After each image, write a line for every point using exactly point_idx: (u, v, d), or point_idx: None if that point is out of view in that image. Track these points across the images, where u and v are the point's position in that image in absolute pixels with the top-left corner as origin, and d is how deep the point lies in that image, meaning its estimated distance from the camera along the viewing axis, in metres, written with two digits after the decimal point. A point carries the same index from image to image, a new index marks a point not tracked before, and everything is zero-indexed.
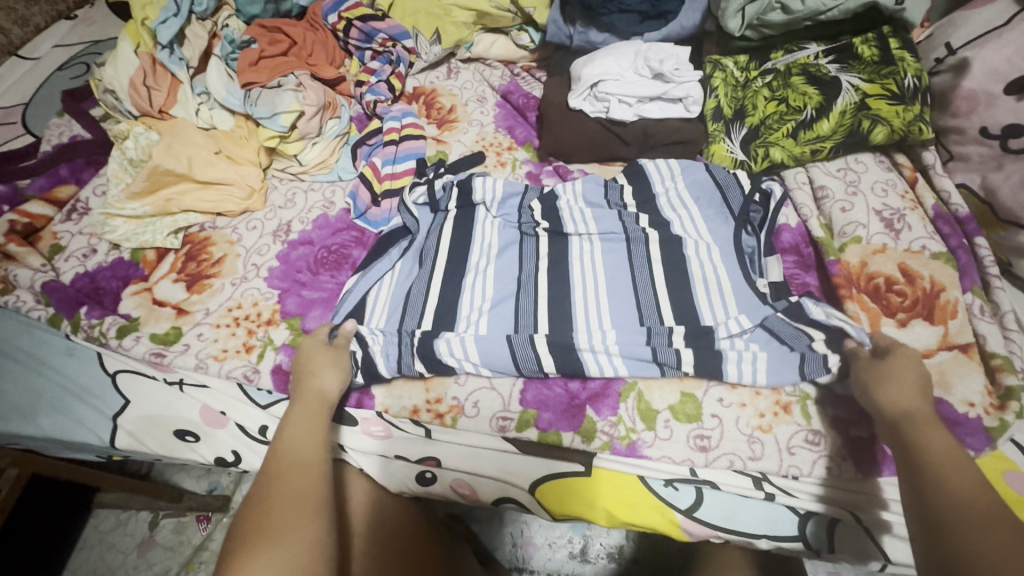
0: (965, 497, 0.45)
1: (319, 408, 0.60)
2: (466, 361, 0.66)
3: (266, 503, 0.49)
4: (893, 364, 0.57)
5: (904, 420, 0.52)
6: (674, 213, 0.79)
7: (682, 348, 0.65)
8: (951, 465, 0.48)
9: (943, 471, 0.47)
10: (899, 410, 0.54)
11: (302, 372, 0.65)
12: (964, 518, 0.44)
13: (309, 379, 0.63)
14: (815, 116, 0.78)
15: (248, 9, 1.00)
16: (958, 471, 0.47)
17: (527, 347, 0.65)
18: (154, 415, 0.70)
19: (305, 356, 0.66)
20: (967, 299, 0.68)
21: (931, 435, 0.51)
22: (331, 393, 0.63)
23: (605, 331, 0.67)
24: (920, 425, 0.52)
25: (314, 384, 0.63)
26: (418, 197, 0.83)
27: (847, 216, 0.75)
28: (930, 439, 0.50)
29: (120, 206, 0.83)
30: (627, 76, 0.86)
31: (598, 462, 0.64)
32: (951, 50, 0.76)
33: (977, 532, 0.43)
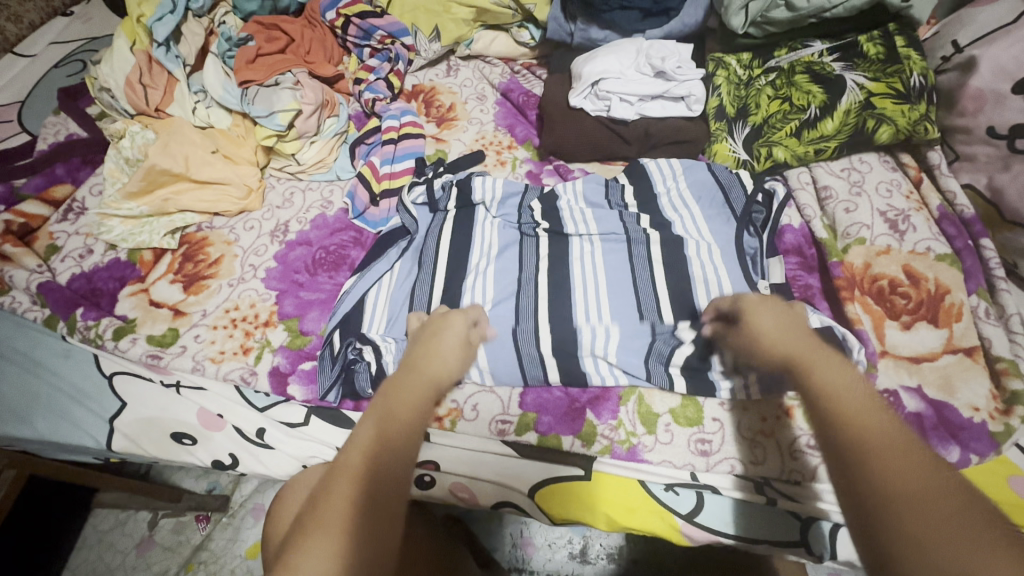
0: (871, 432, 0.40)
1: (427, 388, 0.55)
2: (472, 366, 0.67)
3: (332, 498, 0.44)
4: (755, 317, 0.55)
5: (795, 347, 0.49)
6: (675, 213, 0.78)
7: (678, 353, 0.64)
8: (852, 397, 0.42)
9: (836, 391, 0.43)
10: (780, 345, 0.50)
11: (422, 345, 0.60)
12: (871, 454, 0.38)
13: (431, 358, 0.58)
14: (819, 115, 0.77)
15: (245, 6, 0.99)
16: (853, 393, 0.43)
17: (531, 345, 0.66)
18: (151, 418, 0.69)
19: (431, 332, 0.62)
20: (972, 301, 0.67)
21: (825, 357, 0.47)
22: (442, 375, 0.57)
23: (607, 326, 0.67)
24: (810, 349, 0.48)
25: (428, 360, 0.57)
26: (417, 197, 0.82)
27: (851, 217, 0.74)
28: (827, 363, 0.46)
29: (116, 205, 0.83)
30: (628, 74, 0.85)
31: (598, 466, 0.63)
32: (958, 48, 0.75)
33: (876, 457, 0.38)
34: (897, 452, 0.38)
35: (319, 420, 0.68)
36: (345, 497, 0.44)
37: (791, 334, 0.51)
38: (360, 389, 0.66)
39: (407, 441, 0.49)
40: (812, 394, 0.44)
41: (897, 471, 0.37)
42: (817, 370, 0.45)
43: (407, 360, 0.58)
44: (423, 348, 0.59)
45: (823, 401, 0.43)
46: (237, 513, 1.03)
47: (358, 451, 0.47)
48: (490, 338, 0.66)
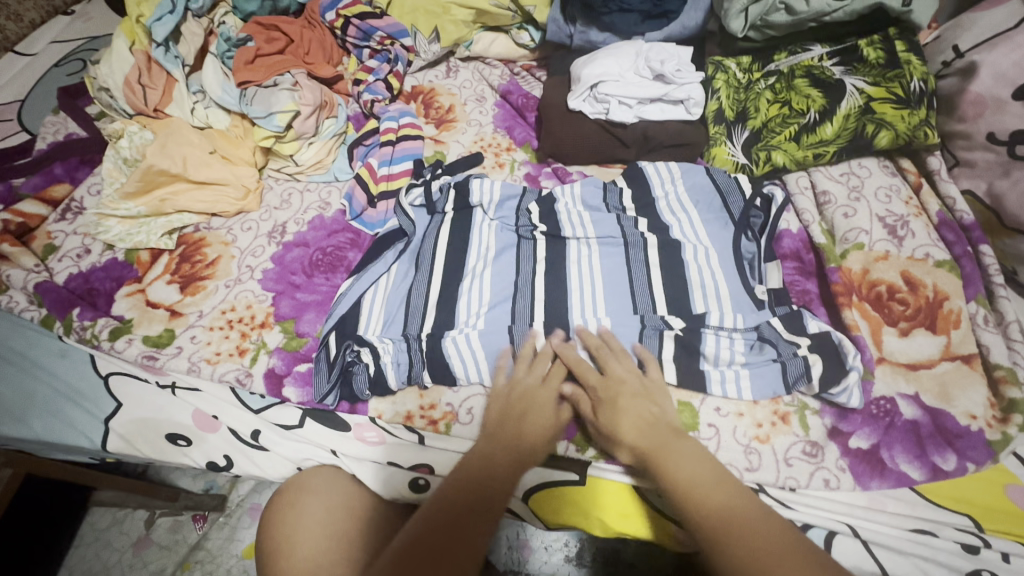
0: (719, 506, 0.46)
1: (516, 463, 0.55)
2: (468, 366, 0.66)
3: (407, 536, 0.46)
4: (613, 390, 0.59)
5: (652, 440, 0.54)
6: (673, 217, 0.77)
7: (674, 354, 0.64)
8: (702, 482, 0.49)
9: (695, 486, 0.48)
10: (636, 443, 0.55)
11: (515, 419, 0.59)
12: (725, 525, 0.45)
13: (524, 433, 0.58)
14: (819, 120, 0.77)
15: (244, 6, 0.99)
16: (714, 482, 0.49)
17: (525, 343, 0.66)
18: (146, 418, 0.69)
19: (522, 402, 0.60)
20: (970, 308, 0.66)
21: (677, 445, 0.53)
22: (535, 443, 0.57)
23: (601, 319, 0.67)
24: (664, 441, 0.53)
25: (524, 433, 0.57)
26: (415, 199, 0.82)
27: (850, 222, 0.74)
28: (682, 451, 0.52)
29: (114, 206, 0.83)
30: (627, 77, 0.85)
31: (594, 471, 0.63)
32: (959, 52, 0.74)
33: (734, 545, 0.43)
34: (751, 535, 0.44)
35: (314, 422, 0.67)
36: (453, 551, 0.45)
37: (645, 426, 0.56)
38: (359, 391, 0.66)
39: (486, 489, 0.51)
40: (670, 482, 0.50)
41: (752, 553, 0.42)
42: (675, 466, 0.51)
43: (497, 430, 0.58)
44: (526, 422, 0.58)
45: (688, 495, 0.48)
46: (233, 513, 1.03)
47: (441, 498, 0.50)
48: (487, 339, 0.66)
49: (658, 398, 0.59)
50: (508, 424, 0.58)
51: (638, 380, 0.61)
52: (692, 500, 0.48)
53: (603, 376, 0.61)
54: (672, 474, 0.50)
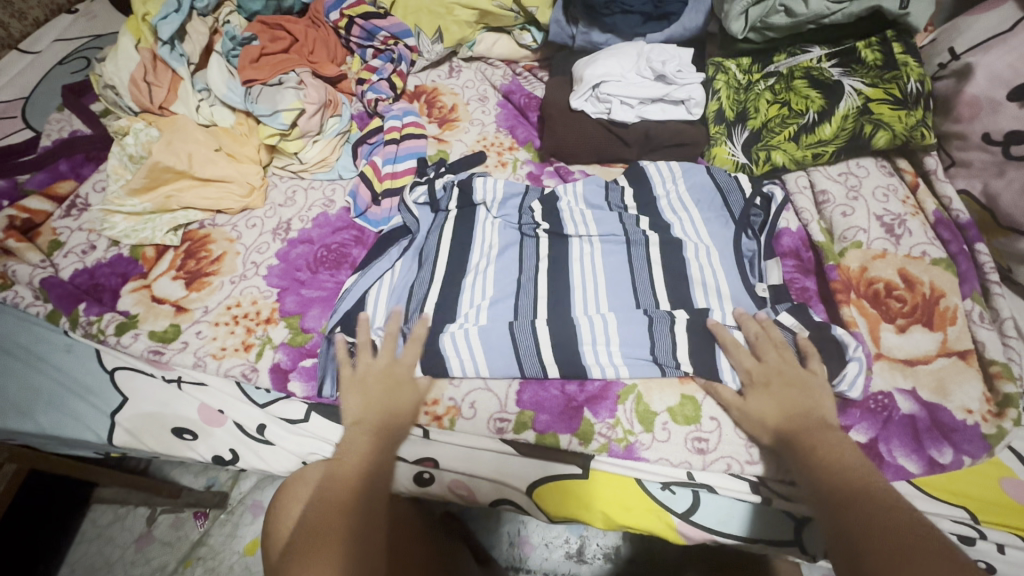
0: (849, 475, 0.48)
1: (381, 437, 0.59)
2: (467, 358, 0.67)
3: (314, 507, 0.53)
4: (770, 370, 0.60)
5: (801, 423, 0.55)
6: (675, 216, 0.78)
7: (677, 346, 0.65)
8: (841, 459, 0.50)
9: (832, 461, 0.50)
10: (779, 423, 0.56)
11: (366, 397, 0.62)
12: (852, 492, 0.47)
13: (390, 411, 0.62)
14: (817, 120, 0.78)
15: (249, 6, 1.00)
16: (856, 466, 0.49)
17: (528, 337, 0.66)
18: (152, 413, 0.69)
19: (379, 378, 0.64)
20: (966, 305, 0.67)
21: (823, 433, 0.53)
22: (389, 418, 0.62)
23: (603, 315, 0.68)
24: (814, 426, 0.54)
25: (379, 409, 0.61)
26: (418, 197, 0.83)
27: (848, 221, 0.75)
28: (831, 437, 0.53)
29: (120, 202, 0.83)
30: (629, 78, 0.86)
31: (596, 465, 0.63)
32: (954, 55, 0.76)
33: (864, 510, 0.44)
34: (881, 507, 0.44)
35: (319, 416, 0.68)
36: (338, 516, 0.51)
37: (798, 410, 0.56)
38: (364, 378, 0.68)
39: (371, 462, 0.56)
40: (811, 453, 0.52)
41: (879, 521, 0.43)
42: (820, 442, 0.52)
43: (360, 413, 0.61)
44: (376, 400, 0.62)
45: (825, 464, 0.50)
46: (235, 510, 1.04)
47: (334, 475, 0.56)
48: (488, 330, 0.67)
49: (812, 391, 0.58)
50: (361, 404, 0.61)
51: (793, 370, 0.60)
52: (831, 470, 0.49)
53: (761, 364, 0.61)
54: (816, 449, 0.51)
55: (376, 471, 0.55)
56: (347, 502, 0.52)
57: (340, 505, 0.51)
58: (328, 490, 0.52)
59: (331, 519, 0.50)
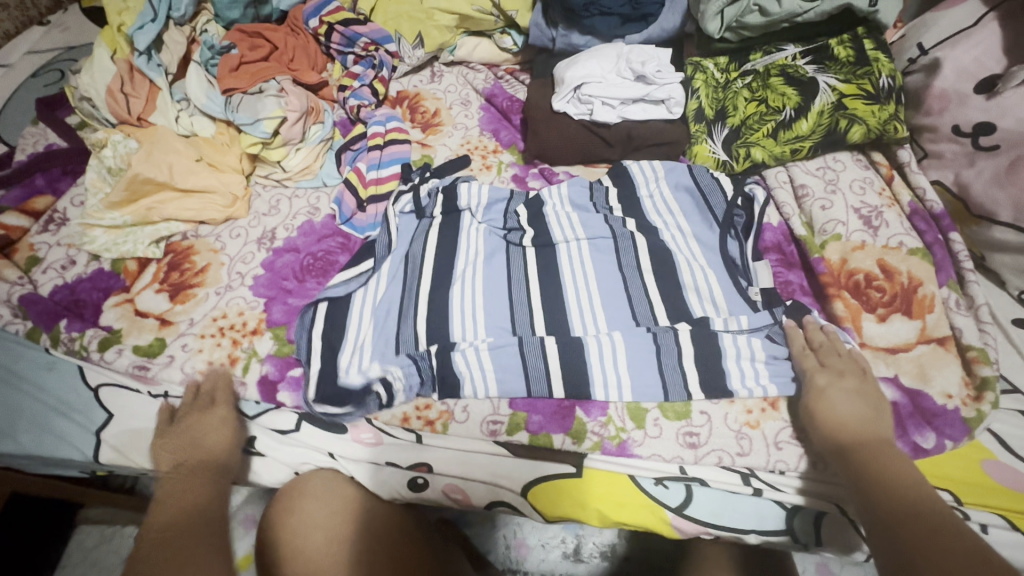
0: (894, 490, 0.50)
1: (203, 473, 0.61)
2: (477, 372, 0.66)
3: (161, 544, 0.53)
4: (838, 364, 0.61)
5: (857, 439, 0.55)
6: (659, 218, 0.79)
7: (684, 357, 0.65)
8: (898, 471, 0.51)
9: (890, 474, 0.51)
10: (851, 433, 0.56)
11: (184, 438, 0.64)
12: (904, 506, 0.48)
13: (198, 447, 0.63)
14: (794, 116, 0.79)
15: (227, 14, 0.98)
16: (915, 488, 0.50)
17: (537, 357, 0.66)
18: (139, 428, 0.68)
19: (185, 424, 0.65)
20: (943, 293, 0.70)
21: (885, 450, 0.54)
22: (212, 452, 0.63)
23: (609, 334, 0.67)
24: (874, 444, 0.54)
25: (195, 447, 0.63)
26: (403, 207, 0.83)
27: (827, 213, 0.77)
28: (891, 456, 0.53)
29: (99, 215, 0.82)
30: (610, 79, 0.87)
31: (589, 463, 0.64)
32: (923, 50, 0.78)
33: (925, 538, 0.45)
34: (940, 535, 0.45)
35: (311, 426, 0.68)
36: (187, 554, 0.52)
37: (861, 426, 0.56)
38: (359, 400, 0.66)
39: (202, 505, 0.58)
40: (864, 462, 0.53)
41: (942, 551, 0.44)
42: (883, 461, 0.52)
43: (180, 457, 0.63)
44: (195, 439, 0.63)
45: (878, 478, 0.51)
46: None
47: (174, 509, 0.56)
48: (495, 343, 0.67)
49: (879, 407, 0.58)
50: (174, 448, 0.63)
51: (863, 380, 0.60)
52: (891, 494, 0.49)
53: (824, 369, 0.61)
54: (874, 469, 0.52)
55: (206, 505, 0.58)
56: (189, 539, 0.54)
57: (181, 543, 0.53)
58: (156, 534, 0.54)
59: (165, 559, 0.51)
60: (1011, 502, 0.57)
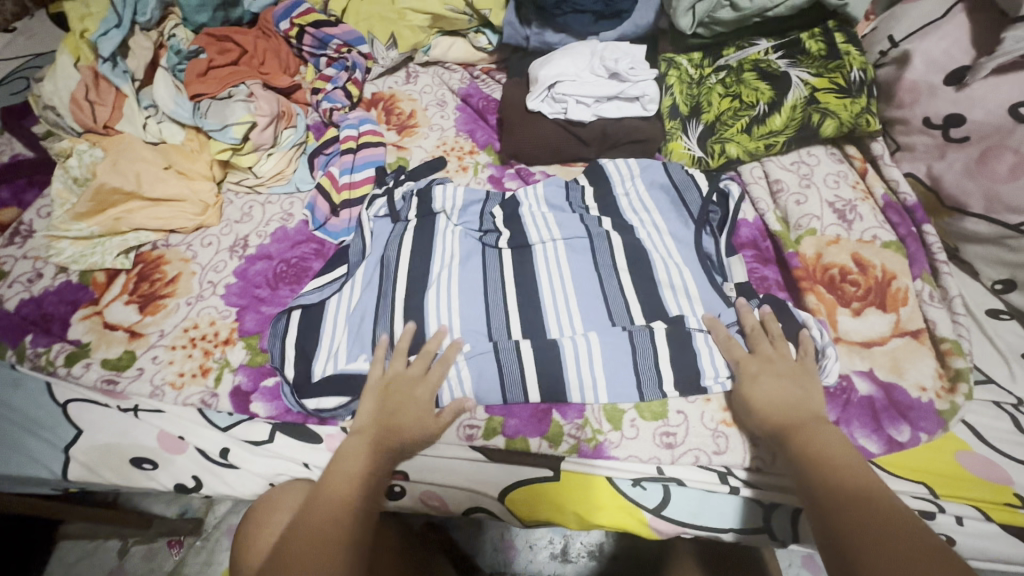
0: (832, 473, 0.49)
1: (380, 451, 0.58)
2: (453, 383, 0.65)
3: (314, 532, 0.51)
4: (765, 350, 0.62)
5: (790, 419, 0.55)
6: (636, 216, 0.79)
7: (659, 356, 0.65)
8: (837, 451, 0.51)
9: (827, 455, 0.51)
10: (782, 414, 0.56)
11: (392, 404, 0.61)
12: (843, 487, 0.48)
13: (394, 420, 0.60)
14: (768, 111, 0.79)
15: (195, 18, 0.97)
16: (848, 463, 0.50)
17: (513, 362, 0.65)
18: (108, 443, 0.67)
19: (403, 386, 0.63)
20: (916, 286, 0.69)
21: (818, 427, 0.54)
22: (404, 428, 0.60)
23: (584, 334, 0.67)
24: (805, 422, 0.55)
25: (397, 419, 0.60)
26: (378, 210, 0.82)
27: (802, 209, 0.77)
28: (823, 432, 0.53)
29: (65, 227, 0.80)
30: (584, 77, 0.86)
31: (567, 466, 0.63)
32: (894, 43, 0.78)
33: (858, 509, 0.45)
34: (876, 506, 0.45)
35: (283, 436, 0.67)
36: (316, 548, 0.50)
37: (790, 407, 0.56)
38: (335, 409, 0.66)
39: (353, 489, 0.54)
40: (803, 446, 0.52)
41: (874, 521, 0.44)
42: (822, 437, 0.53)
43: (370, 424, 0.60)
44: (393, 413, 0.61)
45: (816, 460, 0.51)
46: (211, 536, 1.01)
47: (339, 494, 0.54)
48: (471, 350, 0.66)
49: (805, 382, 0.59)
50: (375, 414, 0.61)
51: (786, 360, 0.61)
52: (825, 470, 0.49)
53: (752, 355, 0.62)
54: (808, 447, 0.52)
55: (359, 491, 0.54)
56: (326, 529, 0.51)
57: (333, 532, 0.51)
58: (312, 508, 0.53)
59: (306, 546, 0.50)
60: (985, 493, 0.57)
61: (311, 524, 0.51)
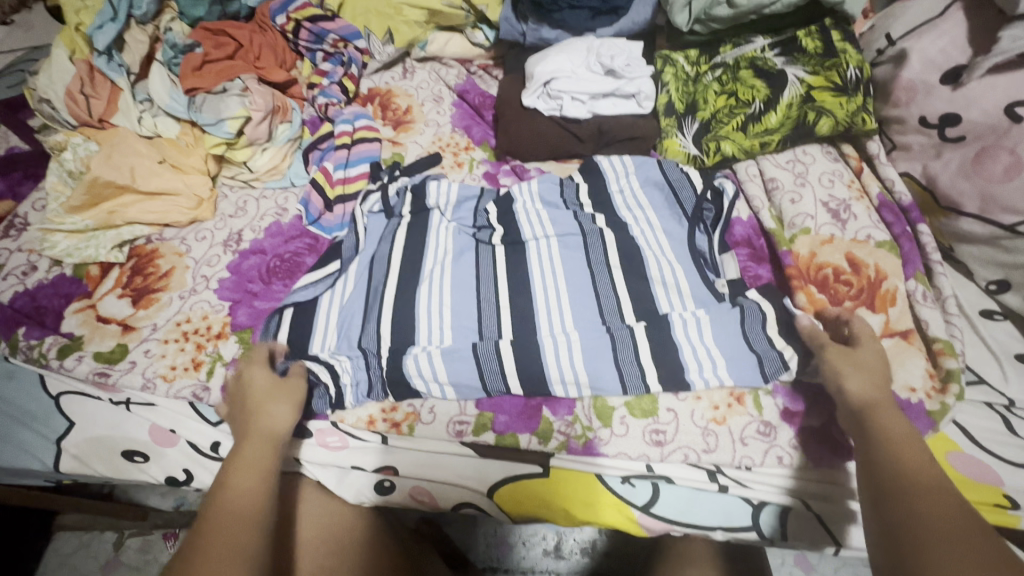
0: (908, 464, 0.47)
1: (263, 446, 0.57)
2: (434, 382, 0.65)
3: (207, 538, 0.47)
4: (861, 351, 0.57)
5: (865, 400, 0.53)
6: (630, 213, 0.79)
7: (640, 351, 0.65)
8: (911, 444, 0.48)
9: (902, 444, 0.48)
10: (864, 390, 0.54)
11: (243, 408, 0.60)
12: (908, 478, 0.46)
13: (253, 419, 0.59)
14: (764, 109, 0.79)
15: (192, 12, 0.97)
16: (920, 454, 0.48)
17: (492, 360, 0.65)
18: (100, 436, 0.67)
19: (242, 396, 0.62)
20: (910, 286, 0.69)
21: (890, 415, 0.51)
22: (278, 428, 0.59)
23: (567, 333, 0.67)
24: (883, 407, 0.52)
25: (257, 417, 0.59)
26: (372, 206, 0.82)
27: (796, 207, 0.76)
28: (892, 418, 0.51)
29: (59, 220, 0.80)
30: (579, 73, 0.86)
31: (556, 462, 0.63)
32: (891, 41, 0.77)
33: (925, 499, 0.44)
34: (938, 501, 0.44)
35: None
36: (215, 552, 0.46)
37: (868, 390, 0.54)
38: (320, 410, 0.66)
39: (244, 497, 0.52)
40: (871, 437, 0.50)
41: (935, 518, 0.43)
42: (884, 421, 0.51)
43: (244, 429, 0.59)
44: (255, 412, 0.60)
45: (888, 447, 0.49)
46: None
47: (223, 502, 0.51)
48: (452, 348, 0.66)
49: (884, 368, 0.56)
50: (241, 424, 0.59)
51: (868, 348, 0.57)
52: (896, 458, 0.48)
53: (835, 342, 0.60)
54: (875, 433, 0.50)
55: (251, 503, 0.51)
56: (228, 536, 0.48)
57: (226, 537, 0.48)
58: (207, 514, 0.50)
59: (208, 544, 0.47)
60: (973, 494, 0.57)
61: (206, 538, 0.47)
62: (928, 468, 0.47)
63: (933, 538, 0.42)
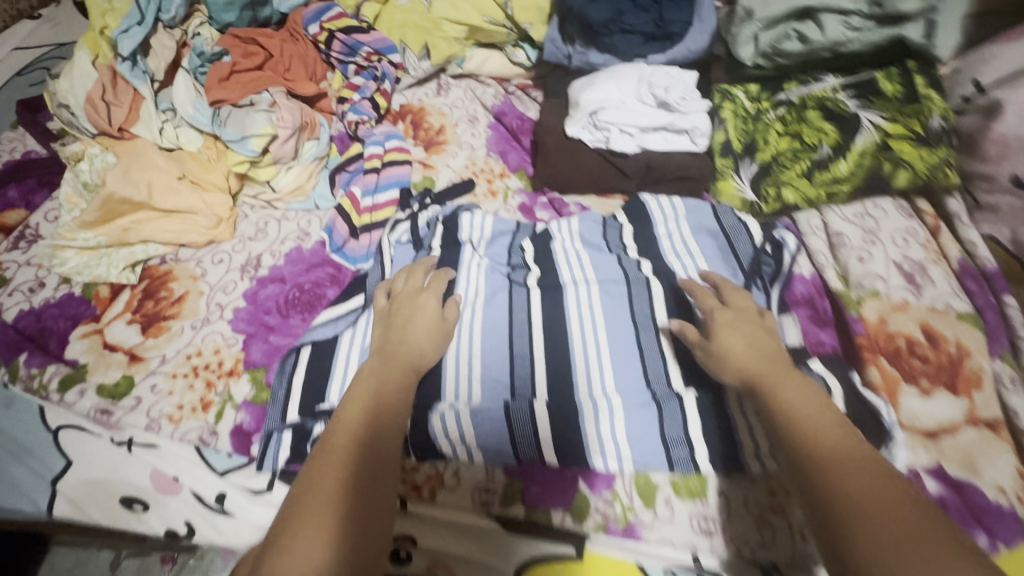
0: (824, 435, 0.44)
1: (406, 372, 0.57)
2: (462, 445, 0.60)
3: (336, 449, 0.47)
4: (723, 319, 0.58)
5: (762, 369, 0.52)
6: (678, 261, 0.72)
7: (690, 425, 0.58)
8: (817, 413, 0.46)
9: (803, 415, 0.46)
10: (746, 366, 0.53)
11: (398, 330, 0.62)
12: (825, 448, 0.43)
13: (407, 344, 0.60)
14: (832, 155, 0.73)
15: (222, 16, 0.92)
16: (831, 423, 0.45)
17: (526, 423, 0.59)
18: (98, 479, 0.62)
19: (406, 312, 0.63)
20: (995, 367, 0.62)
21: (787, 381, 0.50)
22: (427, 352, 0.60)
23: (608, 397, 0.61)
24: (772, 376, 0.51)
25: (407, 344, 0.60)
26: (400, 236, 0.76)
27: (865, 267, 0.69)
28: (791, 386, 0.49)
29: (71, 236, 0.76)
30: (629, 104, 0.80)
31: (591, 545, 0.56)
32: (980, 87, 0.70)
33: (842, 470, 0.41)
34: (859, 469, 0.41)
35: (284, 486, 0.60)
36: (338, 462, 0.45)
37: (752, 359, 0.53)
38: None
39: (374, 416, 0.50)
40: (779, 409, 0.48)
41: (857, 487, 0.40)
42: (783, 394, 0.49)
43: (388, 346, 0.60)
44: (399, 331, 0.61)
45: (793, 418, 0.46)
46: None
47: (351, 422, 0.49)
48: (483, 407, 0.60)
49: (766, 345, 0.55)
50: (389, 340, 0.61)
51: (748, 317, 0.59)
52: (805, 429, 0.45)
53: (727, 308, 0.60)
54: (776, 404, 0.48)
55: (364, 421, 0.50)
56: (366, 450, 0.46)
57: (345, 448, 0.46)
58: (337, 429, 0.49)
59: (337, 452, 0.46)
60: None
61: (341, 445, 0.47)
62: (834, 434, 0.44)
63: (860, 512, 0.38)
